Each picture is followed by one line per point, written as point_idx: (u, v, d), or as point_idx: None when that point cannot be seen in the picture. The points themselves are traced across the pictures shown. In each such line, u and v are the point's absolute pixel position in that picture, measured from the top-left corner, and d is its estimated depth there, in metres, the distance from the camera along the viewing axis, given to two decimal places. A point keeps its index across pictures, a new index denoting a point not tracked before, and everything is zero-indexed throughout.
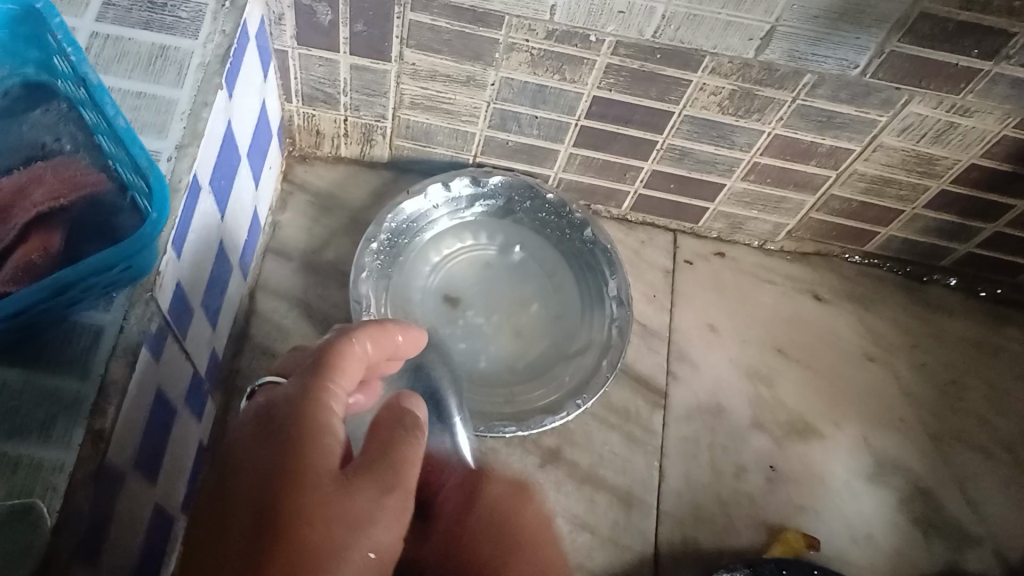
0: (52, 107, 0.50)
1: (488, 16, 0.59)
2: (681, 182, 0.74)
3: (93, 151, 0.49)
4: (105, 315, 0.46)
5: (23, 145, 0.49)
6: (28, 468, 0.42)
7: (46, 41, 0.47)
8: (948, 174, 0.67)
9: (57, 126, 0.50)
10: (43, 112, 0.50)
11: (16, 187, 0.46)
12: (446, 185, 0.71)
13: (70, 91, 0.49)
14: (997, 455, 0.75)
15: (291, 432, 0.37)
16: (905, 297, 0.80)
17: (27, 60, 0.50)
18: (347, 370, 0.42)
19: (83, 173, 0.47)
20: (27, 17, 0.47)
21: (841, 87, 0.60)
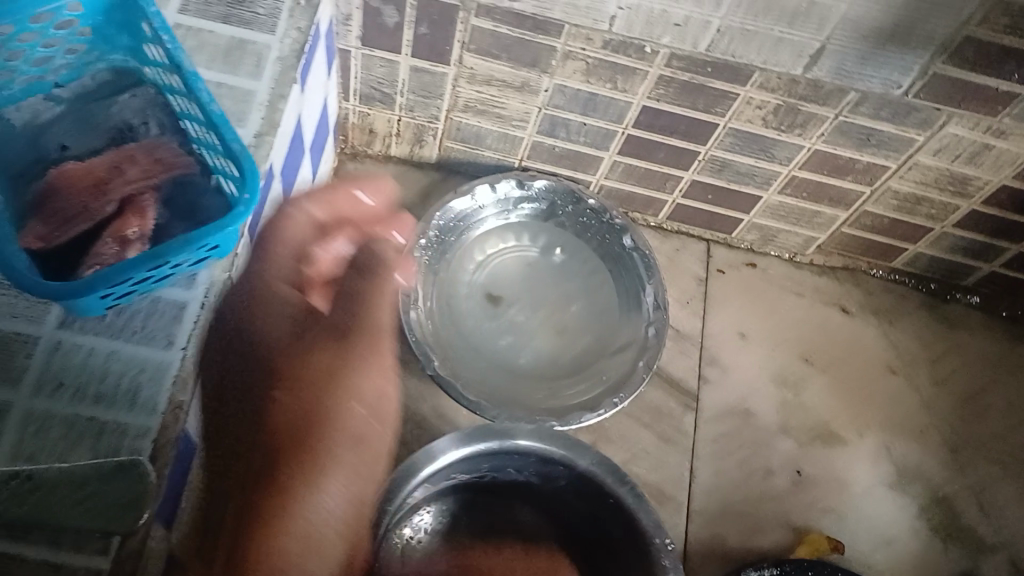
0: (140, 92, 0.50)
1: (548, 24, 0.61)
2: (718, 193, 0.76)
3: (182, 136, 0.49)
4: (187, 293, 0.47)
5: (111, 127, 0.50)
6: (112, 433, 0.42)
7: (140, 28, 0.47)
8: (979, 195, 0.69)
9: (144, 111, 0.50)
10: (129, 97, 0.50)
11: (110, 164, 0.47)
12: (494, 187, 0.74)
13: (159, 79, 0.49)
14: (1015, 469, 0.77)
15: None
16: (928, 314, 0.82)
17: (116, 46, 0.49)
18: None
19: (173, 155, 0.48)
20: (123, 2, 0.46)
21: (884, 105, 0.62)
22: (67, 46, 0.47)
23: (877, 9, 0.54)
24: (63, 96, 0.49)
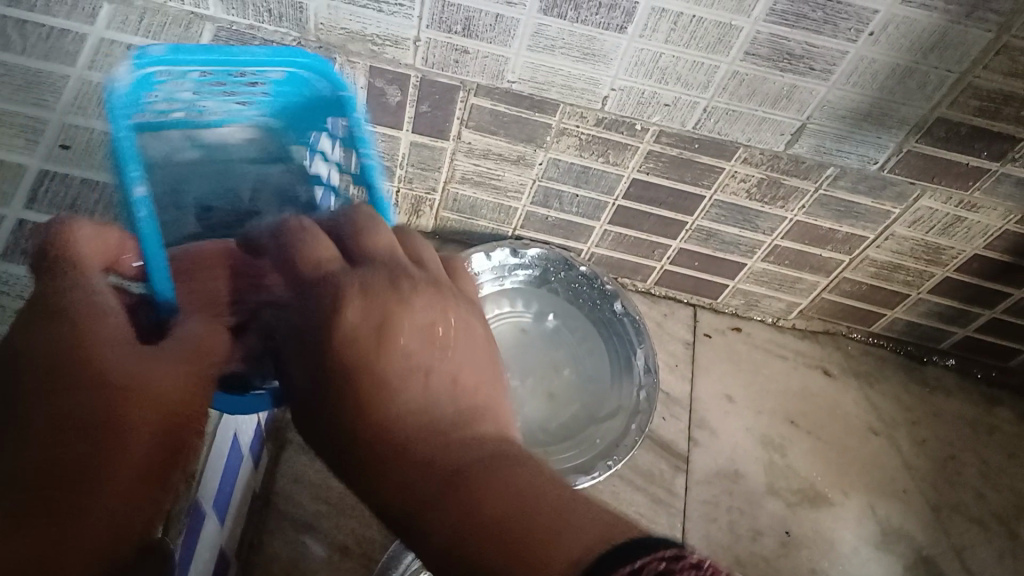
0: (291, 165, 0.59)
1: (544, 102, 0.64)
2: (704, 260, 0.79)
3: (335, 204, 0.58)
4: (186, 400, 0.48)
5: (241, 202, 0.57)
6: None
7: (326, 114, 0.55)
8: (952, 263, 0.73)
9: (294, 185, 0.59)
10: (282, 169, 0.59)
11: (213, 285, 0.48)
12: (489, 255, 0.77)
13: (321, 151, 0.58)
14: (993, 528, 0.79)
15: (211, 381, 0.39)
16: (906, 377, 0.85)
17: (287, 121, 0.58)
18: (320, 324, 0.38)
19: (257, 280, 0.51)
20: (327, 99, 0.54)
21: (861, 179, 0.66)
22: (250, 114, 0.56)
23: (852, 92, 0.58)
24: (211, 140, 0.56)
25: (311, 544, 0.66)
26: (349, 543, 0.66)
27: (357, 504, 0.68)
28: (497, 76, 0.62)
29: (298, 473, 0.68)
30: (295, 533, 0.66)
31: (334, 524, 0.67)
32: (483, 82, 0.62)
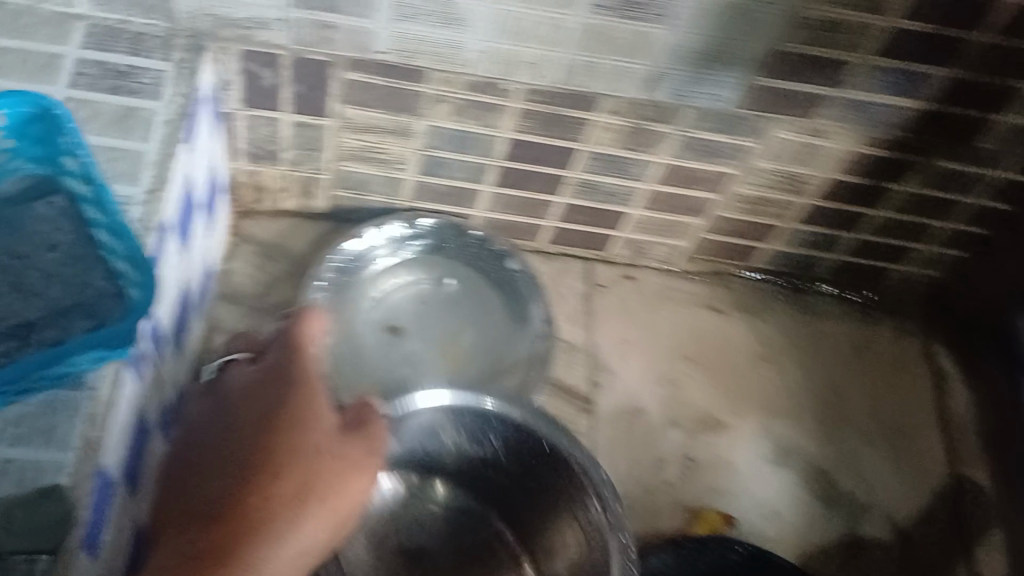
0: (53, 200, 0.55)
1: (413, 71, 0.66)
2: (590, 213, 0.82)
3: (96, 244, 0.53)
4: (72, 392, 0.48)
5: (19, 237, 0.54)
6: (30, 471, 0.46)
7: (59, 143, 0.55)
8: (813, 191, 0.78)
9: (57, 219, 0.54)
10: (43, 204, 0.55)
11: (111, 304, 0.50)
12: (382, 229, 0.79)
13: (76, 187, 0.55)
14: (879, 440, 0.85)
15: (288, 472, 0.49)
16: (789, 308, 0.90)
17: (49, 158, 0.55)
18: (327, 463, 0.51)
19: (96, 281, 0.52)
20: (42, 118, 0.55)
21: (717, 119, 0.70)
22: None
23: (694, 34, 0.63)
24: None
25: None
26: None
27: None
28: (365, 49, 0.65)
29: None
30: None
31: None
32: (354, 56, 0.65)
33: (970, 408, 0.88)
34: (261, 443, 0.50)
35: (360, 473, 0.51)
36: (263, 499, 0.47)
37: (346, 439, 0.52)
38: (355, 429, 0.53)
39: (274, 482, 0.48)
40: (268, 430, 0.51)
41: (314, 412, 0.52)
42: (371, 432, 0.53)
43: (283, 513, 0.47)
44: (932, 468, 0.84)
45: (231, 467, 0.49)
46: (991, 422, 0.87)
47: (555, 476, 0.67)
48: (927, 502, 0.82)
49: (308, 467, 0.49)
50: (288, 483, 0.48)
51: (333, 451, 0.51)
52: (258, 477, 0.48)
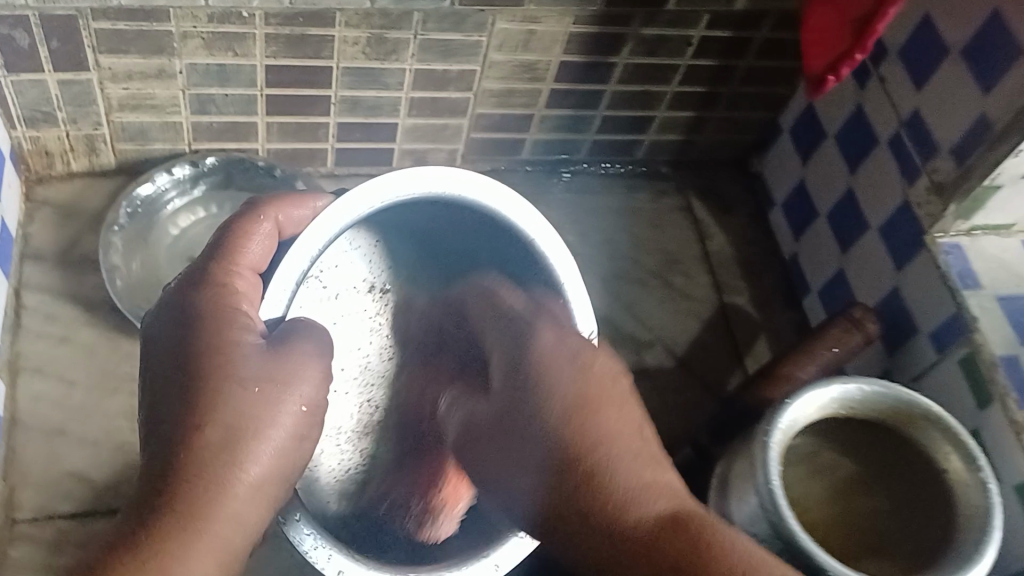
0: None
1: (156, 11, 0.73)
2: (363, 130, 0.90)
3: None
4: None
5: None
6: None
7: None
8: (549, 75, 0.89)
9: None
10: None
11: None
12: (170, 171, 0.85)
13: None
14: (652, 282, 0.98)
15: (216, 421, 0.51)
16: (563, 191, 1.01)
17: None
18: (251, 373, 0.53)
19: None
20: None
21: (443, 18, 0.80)
22: None
23: None
24: None
25: (65, 446, 0.76)
26: (98, 435, 0.78)
27: (100, 403, 0.79)
28: None
29: (37, 393, 0.78)
30: (46, 439, 0.76)
31: (82, 426, 0.78)
32: (94, 5, 0.71)
33: (727, 248, 1.02)
34: (212, 402, 0.51)
35: (287, 439, 0.53)
36: (205, 448, 0.50)
37: (284, 402, 0.53)
38: (287, 361, 0.54)
39: (224, 456, 0.51)
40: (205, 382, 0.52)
41: (251, 351, 0.53)
42: (302, 378, 0.54)
43: (229, 472, 0.50)
44: (703, 300, 0.98)
45: (168, 419, 0.52)
46: (746, 256, 1.01)
47: (534, 269, 0.66)
48: (701, 329, 0.96)
49: (240, 443, 0.51)
50: (215, 431, 0.51)
51: (263, 427, 0.52)
52: (190, 433, 0.51)
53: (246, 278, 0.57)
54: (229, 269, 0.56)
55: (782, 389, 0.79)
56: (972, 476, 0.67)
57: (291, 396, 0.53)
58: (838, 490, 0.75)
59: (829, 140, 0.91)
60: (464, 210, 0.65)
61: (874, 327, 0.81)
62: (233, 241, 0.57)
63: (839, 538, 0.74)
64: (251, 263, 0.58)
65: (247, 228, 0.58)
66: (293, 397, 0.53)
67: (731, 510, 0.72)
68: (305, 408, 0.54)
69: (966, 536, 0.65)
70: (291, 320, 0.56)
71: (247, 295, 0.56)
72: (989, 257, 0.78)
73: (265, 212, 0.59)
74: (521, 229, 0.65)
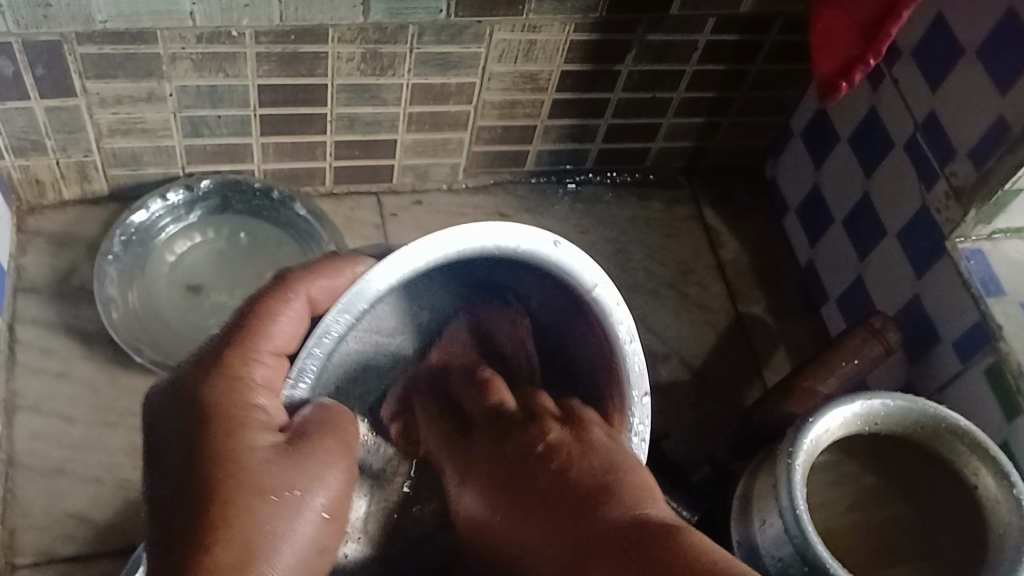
0: None
1: (143, 33, 0.71)
2: (362, 147, 0.88)
3: None
4: None
5: None
6: None
7: None
8: (551, 85, 0.86)
9: None
10: None
11: None
12: (163, 197, 0.83)
13: None
14: (665, 294, 0.95)
15: (223, 526, 0.42)
16: (570, 202, 0.99)
17: None
18: (270, 475, 0.44)
19: None
20: None
21: (440, 30, 0.77)
22: None
23: None
24: None
25: (64, 486, 0.74)
26: (99, 472, 0.75)
27: (99, 438, 0.77)
28: (89, 20, 0.68)
29: (35, 430, 0.76)
30: (46, 478, 0.74)
31: (80, 464, 0.75)
32: (79, 30, 0.69)
33: (742, 255, 0.99)
34: (226, 502, 0.43)
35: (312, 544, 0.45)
36: (216, 571, 0.41)
37: (304, 494, 0.45)
38: (309, 451, 0.46)
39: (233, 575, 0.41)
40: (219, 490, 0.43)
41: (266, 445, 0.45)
42: (330, 462, 0.46)
43: None
44: (717, 310, 0.95)
45: (173, 537, 0.42)
46: (758, 263, 0.99)
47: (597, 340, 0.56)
48: (716, 341, 0.93)
49: (262, 561, 0.42)
50: (225, 548, 0.42)
51: (286, 535, 0.44)
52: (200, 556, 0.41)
53: (269, 364, 0.48)
54: (247, 356, 0.47)
55: (804, 404, 0.77)
56: (1004, 493, 0.65)
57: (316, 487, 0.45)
58: (857, 497, 0.72)
59: (843, 143, 0.88)
60: (523, 266, 0.55)
61: (894, 336, 0.78)
62: (260, 319, 0.48)
63: (856, 542, 0.70)
64: (276, 347, 0.48)
65: (273, 308, 0.49)
66: (311, 492, 0.45)
67: (753, 534, 0.69)
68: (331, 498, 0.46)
69: (1003, 553, 0.63)
70: (318, 406, 0.49)
71: (269, 386, 0.48)
72: (1013, 263, 0.75)
73: (294, 287, 0.49)
74: (595, 295, 0.54)
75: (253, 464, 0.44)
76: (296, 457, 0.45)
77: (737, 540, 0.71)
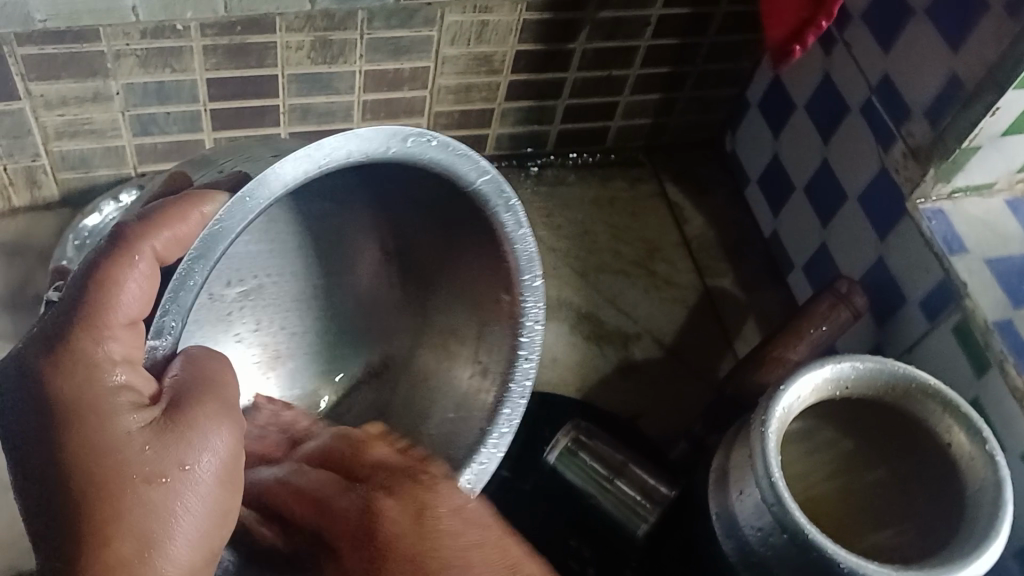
0: None
1: (85, 31, 0.69)
2: (318, 138, 0.87)
3: None
4: None
5: None
6: None
7: None
8: (505, 67, 0.85)
9: None
10: None
11: None
12: (116, 198, 0.81)
13: None
14: (632, 272, 0.95)
15: (91, 518, 0.41)
16: (532, 185, 0.98)
17: None
18: (129, 458, 0.42)
19: None
20: None
21: (389, 15, 0.76)
22: None
23: None
24: None
25: None
26: None
27: None
28: (28, 21, 0.66)
29: None
30: (11, 493, 0.73)
31: None
32: (18, 31, 0.67)
33: (707, 231, 0.99)
34: (87, 496, 0.41)
35: (208, 512, 0.43)
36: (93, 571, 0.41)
37: (182, 466, 0.43)
38: (180, 419, 0.44)
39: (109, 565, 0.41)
40: (89, 490, 0.41)
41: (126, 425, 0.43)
42: (200, 419, 0.45)
43: None
44: (685, 286, 0.95)
45: (53, 552, 0.41)
46: (724, 237, 0.99)
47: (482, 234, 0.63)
48: (686, 316, 0.93)
49: (156, 548, 0.42)
50: (96, 549, 0.41)
51: (177, 515, 0.42)
52: (94, 558, 0.41)
53: (120, 336, 0.43)
54: (98, 335, 0.43)
55: (775, 371, 0.77)
56: (977, 448, 0.65)
57: (193, 451, 0.44)
58: (836, 467, 0.74)
59: (800, 112, 0.88)
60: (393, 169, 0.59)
61: (861, 300, 0.78)
62: (97, 288, 0.43)
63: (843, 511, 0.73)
64: (128, 314, 0.44)
65: (109, 273, 0.43)
66: (188, 459, 0.43)
67: (732, 505, 0.69)
68: (214, 455, 0.44)
69: (979, 510, 0.63)
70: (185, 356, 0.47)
71: (129, 358, 0.44)
72: (974, 220, 0.76)
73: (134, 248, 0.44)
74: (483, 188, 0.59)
75: (109, 448, 0.42)
76: (159, 434, 0.43)
77: (716, 513, 0.71)
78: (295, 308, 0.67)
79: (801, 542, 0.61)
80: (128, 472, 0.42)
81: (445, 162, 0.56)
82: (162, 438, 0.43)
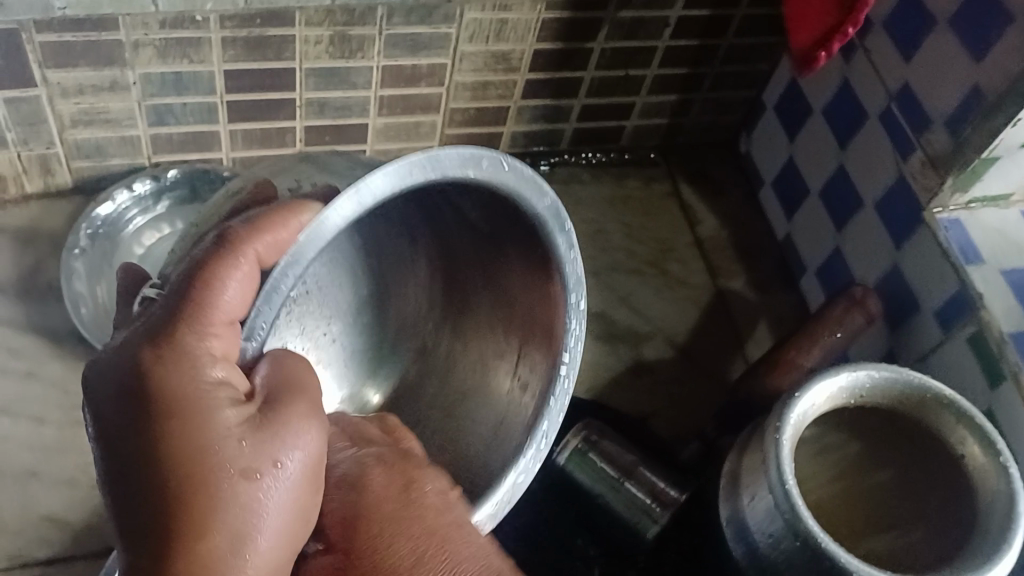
0: None
1: (104, 20, 0.68)
2: (333, 133, 0.86)
3: None
4: None
5: None
6: None
7: None
8: (522, 65, 0.85)
9: None
10: None
11: None
12: (129, 187, 0.81)
13: None
14: (644, 273, 0.95)
15: (185, 497, 0.42)
16: (545, 183, 0.98)
17: None
18: (228, 447, 0.43)
19: None
20: None
21: (409, 11, 0.75)
22: None
23: None
24: None
25: (39, 489, 0.73)
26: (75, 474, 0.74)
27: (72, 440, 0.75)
28: (47, 8, 0.66)
29: (7, 433, 0.74)
30: (20, 482, 0.73)
31: (55, 466, 0.74)
32: (36, 18, 0.67)
33: (721, 232, 0.99)
34: (184, 473, 0.42)
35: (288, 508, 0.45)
36: (184, 542, 0.42)
37: (273, 462, 0.44)
38: (273, 417, 0.45)
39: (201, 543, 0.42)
40: (179, 478, 0.42)
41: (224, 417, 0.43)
42: (292, 419, 0.46)
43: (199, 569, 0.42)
44: (698, 287, 0.95)
45: (143, 535, 0.42)
46: (736, 239, 0.99)
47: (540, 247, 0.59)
48: (698, 318, 0.93)
49: (245, 539, 0.43)
50: (187, 523, 0.42)
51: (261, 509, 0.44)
52: (189, 541, 0.42)
53: (222, 336, 0.43)
54: (200, 332, 0.42)
55: (788, 377, 0.76)
56: (989, 459, 0.65)
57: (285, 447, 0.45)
58: (844, 468, 0.75)
59: (816, 117, 0.88)
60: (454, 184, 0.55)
61: (876, 305, 0.78)
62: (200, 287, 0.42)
63: (848, 512, 0.74)
64: (226, 316, 0.43)
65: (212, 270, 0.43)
66: (280, 458, 0.45)
67: (743, 511, 0.69)
68: (301, 454, 0.46)
69: (990, 522, 0.63)
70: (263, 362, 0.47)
71: (227, 356, 0.44)
72: (990, 230, 0.76)
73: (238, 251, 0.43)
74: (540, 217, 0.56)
75: (210, 434, 0.42)
76: (261, 431, 0.44)
77: (727, 517, 0.71)
78: (354, 320, 0.67)
79: (812, 547, 0.61)
80: (227, 461, 0.43)
81: (512, 187, 0.54)
82: (259, 435, 0.44)
